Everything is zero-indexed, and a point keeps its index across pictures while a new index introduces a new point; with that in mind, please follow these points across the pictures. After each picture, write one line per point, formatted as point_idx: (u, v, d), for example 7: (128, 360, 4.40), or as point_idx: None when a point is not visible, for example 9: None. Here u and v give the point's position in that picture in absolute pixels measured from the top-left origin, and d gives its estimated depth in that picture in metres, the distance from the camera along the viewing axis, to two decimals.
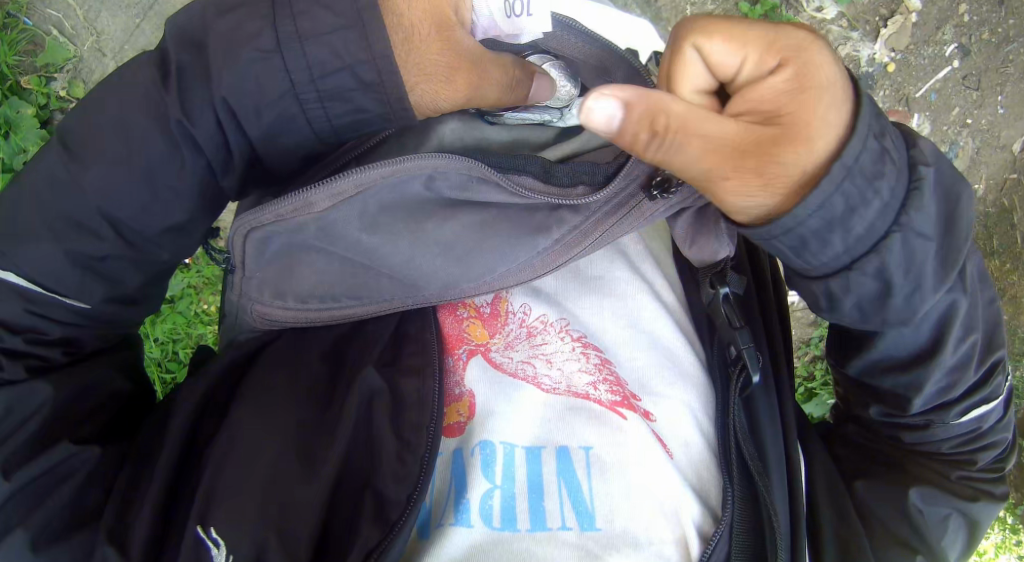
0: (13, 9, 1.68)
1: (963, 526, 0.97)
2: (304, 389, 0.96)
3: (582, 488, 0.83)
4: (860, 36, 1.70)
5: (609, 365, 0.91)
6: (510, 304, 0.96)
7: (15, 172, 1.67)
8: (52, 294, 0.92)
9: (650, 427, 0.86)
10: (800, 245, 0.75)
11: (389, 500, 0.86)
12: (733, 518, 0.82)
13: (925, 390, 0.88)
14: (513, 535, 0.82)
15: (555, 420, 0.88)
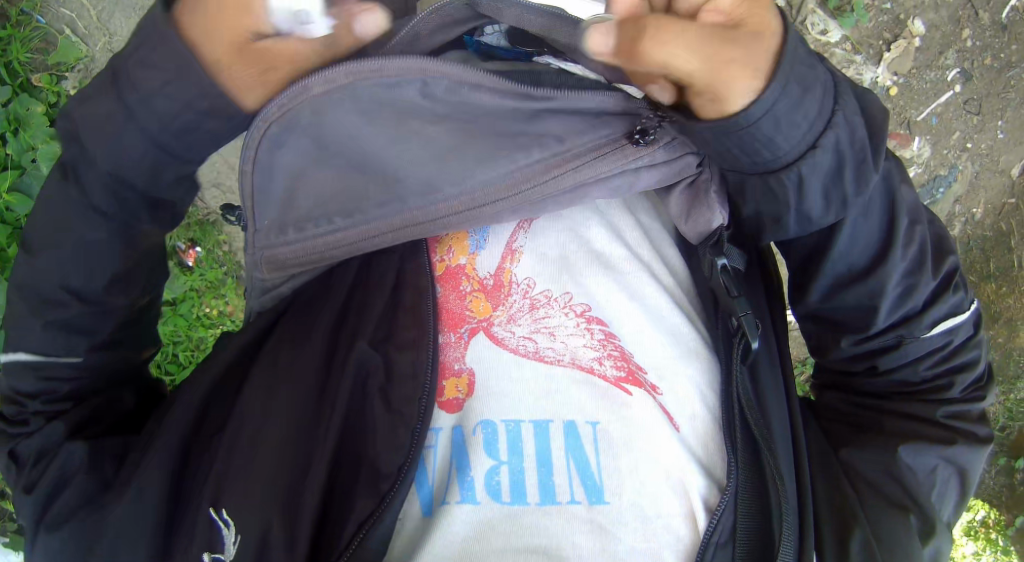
0: (27, 6, 1.71)
1: (953, 476, 0.99)
2: (312, 357, 0.99)
3: (590, 463, 0.85)
4: (863, 59, 1.74)
5: (612, 339, 0.92)
6: (514, 274, 0.98)
7: (25, 169, 1.69)
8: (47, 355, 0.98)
9: (657, 402, 0.88)
10: (774, 128, 0.79)
11: (383, 472, 0.88)
12: (738, 486, 0.84)
13: (887, 293, 0.93)
14: (522, 509, 0.84)
15: (558, 394, 0.89)
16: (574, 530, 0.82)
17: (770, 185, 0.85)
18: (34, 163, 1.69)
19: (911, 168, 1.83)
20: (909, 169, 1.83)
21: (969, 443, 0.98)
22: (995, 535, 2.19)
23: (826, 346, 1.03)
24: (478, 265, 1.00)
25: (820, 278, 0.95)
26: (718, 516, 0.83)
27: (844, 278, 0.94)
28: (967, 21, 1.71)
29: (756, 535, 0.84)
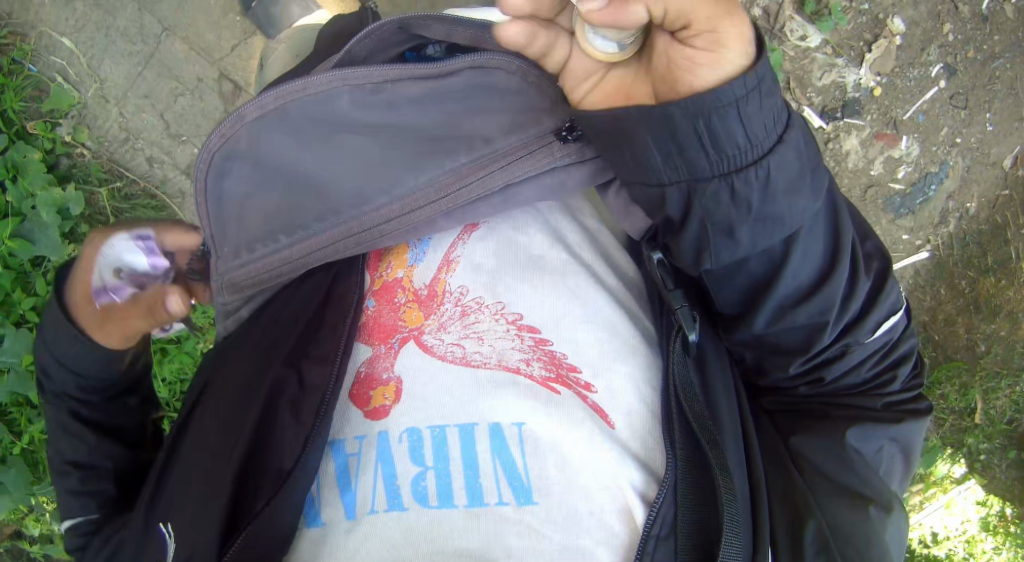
0: (19, 56, 1.76)
1: (897, 454, 1.01)
2: (242, 376, 1.05)
3: (517, 464, 0.85)
4: (845, 62, 1.77)
5: (542, 345, 0.92)
6: (447, 284, 0.99)
7: (24, 215, 1.71)
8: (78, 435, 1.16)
9: (586, 399, 0.88)
10: (755, 109, 0.80)
11: (281, 470, 0.91)
12: (677, 478, 0.84)
13: (834, 309, 0.92)
14: (450, 513, 0.84)
15: (487, 398, 0.89)
16: (503, 531, 0.82)
17: (735, 184, 0.83)
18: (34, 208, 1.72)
19: (900, 168, 1.83)
20: (899, 169, 1.83)
21: (917, 418, 0.99)
22: (1013, 529, 2.01)
23: (764, 365, 1.01)
24: (413, 277, 1.02)
25: (772, 297, 0.92)
26: (657, 506, 0.82)
27: (789, 296, 0.92)
28: (947, 15, 1.74)
29: (697, 528, 0.83)
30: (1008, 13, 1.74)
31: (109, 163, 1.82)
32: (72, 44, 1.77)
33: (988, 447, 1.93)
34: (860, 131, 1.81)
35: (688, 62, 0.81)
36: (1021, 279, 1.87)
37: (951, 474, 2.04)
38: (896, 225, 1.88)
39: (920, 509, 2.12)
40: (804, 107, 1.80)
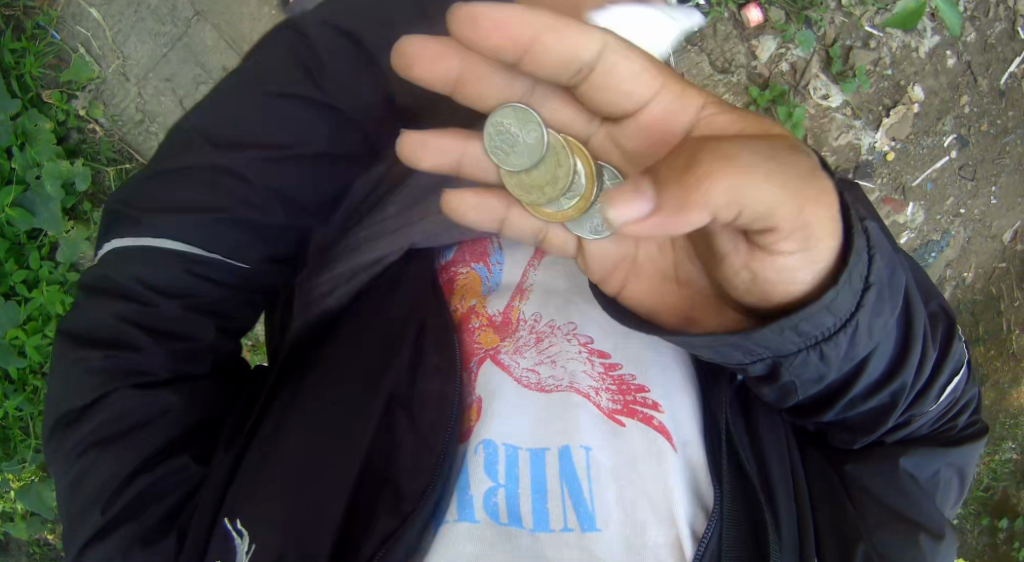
0: (43, 21, 1.77)
1: (955, 480, 0.97)
2: (344, 389, 1.08)
3: (582, 490, 0.91)
4: (863, 124, 1.82)
5: (610, 371, 0.98)
6: (521, 312, 1.05)
7: (28, 184, 1.73)
8: (200, 254, 1.03)
9: (649, 428, 0.92)
10: (846, 283, 0.76)
11: (406, 493, 0.97)
12: (722, 512, 0.86)
13: (906, 393, 0.87)
14: (518, 531, 0.91)
15: (558, 422, 0.95)
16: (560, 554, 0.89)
17: (818, 350, 0.80)
18: (37, 178, 1.74)
19: (904, 233, 1.89)
20: (902, 234, 1.89)
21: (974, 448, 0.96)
22: None
23: (826, 431, 0.94)
24: (487, 306, 1.08)
25: (838, 402, 0.87)
26: (704, 542, 0.85)
27: (860, 392, 0.86)
28: (965, 87, 1.80)
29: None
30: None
31: (119, 143, 1.82)
32: (99, 16, 1.78)
33: (964, 512, 2.01)
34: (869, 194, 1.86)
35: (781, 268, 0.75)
36: (1008, 351, 1.95)
37: None
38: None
39: None
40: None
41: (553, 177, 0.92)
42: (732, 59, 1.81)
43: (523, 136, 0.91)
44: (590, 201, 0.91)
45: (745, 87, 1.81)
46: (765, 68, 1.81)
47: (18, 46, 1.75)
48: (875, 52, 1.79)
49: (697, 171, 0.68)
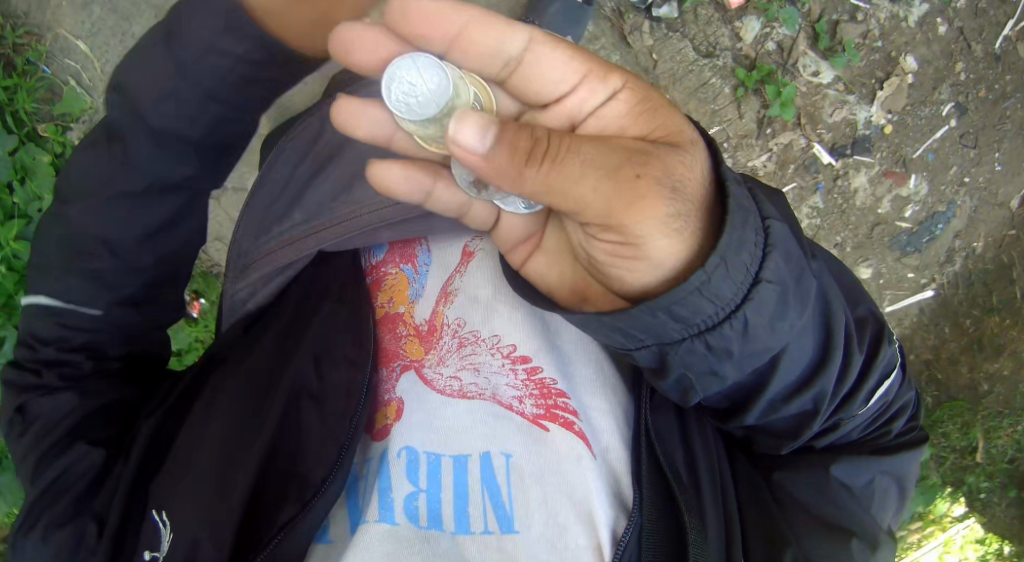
0: (33, 56, 1.71)
1: (894, 485, 0.98)
2: (254, 384, 1.15)
3: (502, 494, 0.94)
4: (857, 99, 1.78)
5: (534, 376, 0.97)
6: (445, 317, 1.05)
7: (29, 220, 1.64)
8: (64, 305, 1.13)
9: (573, 435, 0.93)
10: (722, 273, 0.81)
11: (309, 478, 1.04)
12: (641, 516, 0.88)
13: (827, 399, 0.90)
14: (437, 532, 0.96)
15: (487, 429, 0.97)
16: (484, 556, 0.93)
17: (709, 343, 0.84)
18: (40, 211, 1.64)
19: (908, 206, 1.84)
20: (907, 207, 1.84)
21: (908, 450, 0.98)
22: None
23: (752, 438, 0.99)
24: (415, 312, 1.09)
25: (758, 400, 0.90)
26: (624, 542, 0.88)
27: (777, 395, 0.89)
28: (960, 54, 1.76)
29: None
30: (1021, 52, 1.77)
31: None
32: (87, 48, 1.73)
33: (988, 487, 1.91)
34: (869, 168, 1.82)
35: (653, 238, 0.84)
36: None
37: (950, 512, 1.98)
38: (901, 263, 1.88)
39: (917, 548, 2.04)
40: (815, 142, 1.82)
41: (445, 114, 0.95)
42: (716, 42, 1.79)
43: (426, 83, 0.95)
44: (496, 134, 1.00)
45: (732, 69, 1.79)
46: (751, 49, 1.78)
47: (8, 82, 1.67)
48: (864, 24, 1.76)
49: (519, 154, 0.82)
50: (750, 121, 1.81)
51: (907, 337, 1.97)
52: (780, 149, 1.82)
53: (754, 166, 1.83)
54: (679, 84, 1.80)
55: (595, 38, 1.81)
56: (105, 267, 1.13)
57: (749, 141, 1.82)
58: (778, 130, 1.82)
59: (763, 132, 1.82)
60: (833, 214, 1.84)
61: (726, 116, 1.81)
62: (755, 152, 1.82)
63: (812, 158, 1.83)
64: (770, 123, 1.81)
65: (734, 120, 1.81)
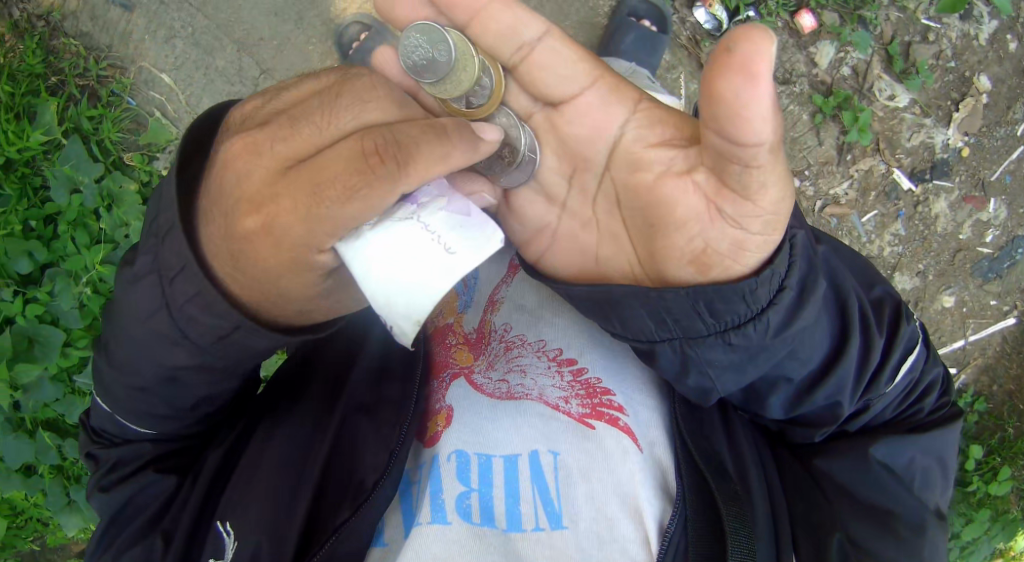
0: (118, 88, 1.75)
1: (931, 463, 1.10)
2: (310, 397, 1.17)
3: (551, 493, 0.98)
4: (934, 122, 1.81)
5: (578, 381, 1.04)
6: (494, 323, 1.14)
7: (119, 246, 1.63)
8: (118, 418, 1.07)
9: (619, 435, 0.99)
10: (754, 288, 0.88)
11: (360, 480, 1.07)
12: (684, 509, 0.95)
13: (846, 396, 1.01)
14: (490, 530, 0.98)
15: (536, 431, 1.01)
16: (536, 553, 0.96)
17: (739, 341, 0.92)
18: (127, 237, 1.64)
19: (989, 231, 1.84)
20: (987, 233, 1.84)
21: (938, 428, 1.11)
22: None
23: (786, 429, 1.11)
24: (462, 323, 1.18)
25: (780, 392, 1.01)
26: (669, 535, 0.95)
27: (804, 383, 1.00)
28: None
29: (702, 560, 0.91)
30: None
31: None
32: (172, 81, 1.77)
33: None
34: (948, 194, 1.83)
35: (732, 242, 0.87)
36: None
37: None
38: (984, 290, 1.88)
39: None
40: (894, 167, 1.83)
41: (459, 81, 0.97)
42: (793, 69, 1.81)
43: (434, 50, 0.96)
44: (500, 95, 1.03)
45: (809, 95, 1.81)
46: (827, 74, 1.81)
47: (95, 113, 1.72)
48: (935, 45, 1.80)
49: (739, 97, 0.74)
50: (830, 147, 1.82)
51: (990, 368, 1.93)
52: (860, 176, 1.83)
53: (835, 194, 1.84)
54: None
55: (672, 68, 1.82)
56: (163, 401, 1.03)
57: (830, 168, 1.83)
58: (858, 156, 1.82)
59: (844, 159, 1.83)
60: (915, 241, 1.84)
61: (805, 144, 1.82)
62: (836, 180, 1.83)
63: (892, 185, 1.83)
64: (850, 149, 1.82)
65: (814, 148, 1.82)
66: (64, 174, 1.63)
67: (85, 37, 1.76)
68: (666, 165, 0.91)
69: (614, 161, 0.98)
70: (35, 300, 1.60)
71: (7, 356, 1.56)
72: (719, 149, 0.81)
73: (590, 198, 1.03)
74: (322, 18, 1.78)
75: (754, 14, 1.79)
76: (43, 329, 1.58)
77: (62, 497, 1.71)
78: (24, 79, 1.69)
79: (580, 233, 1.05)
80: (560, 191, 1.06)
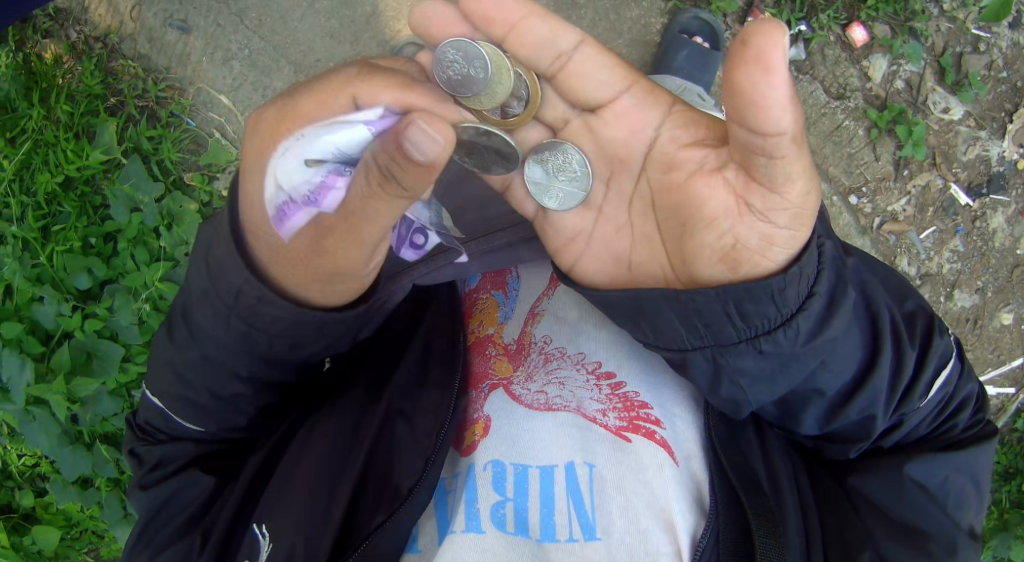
0: (177, 110, 1.84)
1: (969, 483, 1.08)
2: (346, 406, 1.20)
3: (586, 506, 1.00)
4: (989, 134, 1.78)
5: (617, 394, 1.06)
6: (533, 336, 1.16)
7: (178, 263, 1.73)
8: (168, 413, 1.14)
9: (654, 446, 1.00)
10: (780, 293, 0.89)
11: (396, 486, 1.10)
12: (720, 525, 0.96)
13: (880, 409, 1.00)
14: (523, 540, 1.00)
15: (574, 443, 1.04)
16: None
17: (770, 346, 0.93)
18: (186, 255, 1.73)
19: None
20: None
21: (974, 445, 1.09)
22: None
23: (823, 447, 1.09)
24: (502, 334, 1.19)
25: (817, 403, 1.00)
26: (699, 551, 0.95)
27: (839, 394, 1.00)
28: None
29: None
30: None
31: None
32: (229, 102, 1.86)
33: None
34: (1006, 208, 1.79)
35: (761, 237, 0.88)
36: None
37: None
38: None
39: None
40: (951, 182, 1.79)
41: (493, 92, 1.06)
42: (846, 83, 1.79)
43: (468, 66, 1.04)
44: (536, 101, 1.10)
45: (863, 110, 1.78)
46: (881, 88, 1.79)
47: (154, 134, 1.82)
48: (987, 55, 1.77)
49: (756, 88, 0.76)
50: (887, 162, 1.79)
51: None
52: (918, 192, 1.80)
53: (893, 211, 1.81)
54: (813, 127, 1.79)
55: None
56: (216, 396, 1.11)
57: (887, 184, 1.80)
58: (915, 171, 1.79)
59: (901, 175, 1.80)
60: (974, 257, 1.80)
61: (862, 160, 1.79)
62: (893, 196, 1.80)
63: (950, 201, 1.80)
64: (906, 164, 1.79)
65: (871, 163, 1.79)
66: (125, 194, 1.73)
67: (142, 59, 1.86)
68: (699, 164, 0.94)
69: (650, 162, 1.01)
70: (95, 316, 1.70)
71: (66, 370, 1.66)
72: (743, 142, 0.82)
73: (626, 200, 1.05)
74: (377, 40, 1.85)
75: (805, 28, 1.78)
76: (104, 343, 1.68)
77: (119, 511, 1.77)
78: (83, 100, 1.81)
79: (613, 237, 1.06)
80: (595, 197, 1.07)
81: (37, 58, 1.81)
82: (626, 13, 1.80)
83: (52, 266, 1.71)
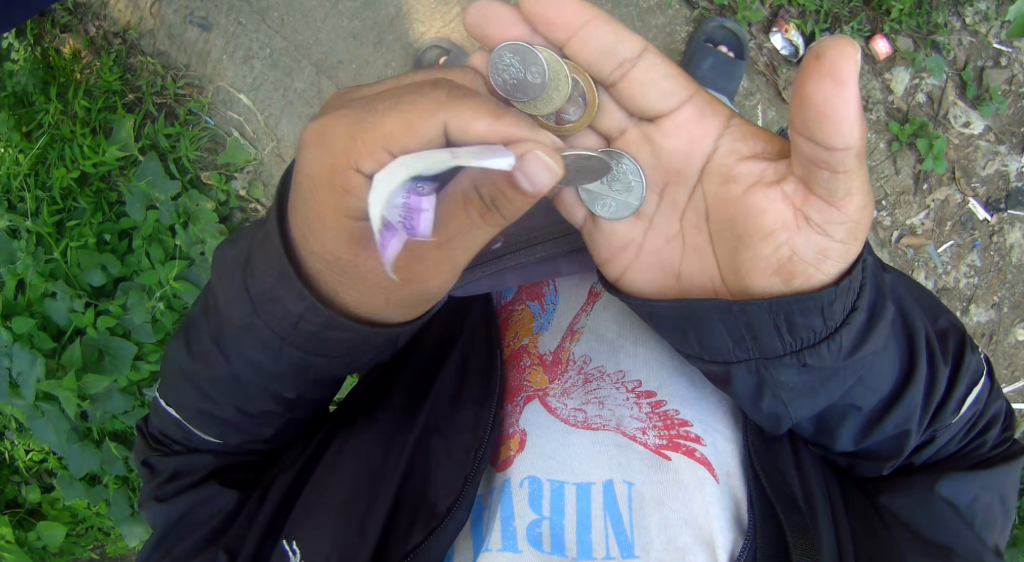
0: (196, 108, 1.86)
1: (998, 502, 1.07)
2: (381, 420, 1.21)
3: (625, 525, 1.00)
4: (1008, 149, 1.78)
5: (656, 412, 1.06)
6: (572, 352, 1.16)
7: (193, 262, 1.74)
8: (185, 424, 1.14)
9: (694, 466, 1.00)
10: (823, 307, 0.90)
11: (433, 504, 1.11)
12: (757, 543, 0.97)
13: (916, 423, 1.00)
14: (561, 559, 1.01)
15: (613, 460, 1.04)
16: None
17: (813, 357, 0.94)
18: (202, 254, 1.75)
19: None
20: None
21: (1005, 462, 1.08)
22: None
23: (855, 464, 1.09)
24: (538, 344, 1.20)
25: (854, 417, 1.00)
26: None
27: (875, 409, 1.00)
28: None
29: None
30: None
31: None
32: (249, 102, 1.87)
33: None
34: None
35: (817, 250, 0.89)
36: None
37: None
38: None
39: None
40: (970, 197, 1.79)
41: (549, 98, 1.07)
42: (869, 95, 1.78)
43: (525, 71, 1.05)
44: (596, 103, 1.11)
45: (884, 123, 1.78)
46: (902, 102, 1.78)
47: (172, 131, 1.83)
48: (1008, 70, 1.77)
49: (825, 99, 0.77)
50: (907, 176, 1.78)
51: None
52: (936, 206, 1.79)
53: (912, 224, 1.80)
54: None
55: (750, 94, 1.82)
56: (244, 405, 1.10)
57: (906, 198, 1.79)
58: (934, 185, 1.79)
59: (920, 188, 1.79)
60: (991, 273, 1.80)
61: (883, 172, 1.79)
62: (912, 209, 1.79)
63: (968, 215, 1.79)
64: (926, 178, 1.79)
65: (891, 176, 1.79)
66: (140, 191, 1.74)
67: (161, 56, 1.87)
68: (757, 177, 0.95)
69: (708, 174, 1.02)
70: (108, 314, 1.72)
71: (77, 367, 1.68)
72: (806, 154, 0.83)
73: (680, 209, 1.05)
74: (399, 43, 1.86)
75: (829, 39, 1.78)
76: (115, 341, 1.70)
77: (126, 507, 1.79)
78: (100, 95, 1.83)
79: (664, 248, 1.06)
80: (648, 206, 1.07)
81: (55, 52, 1.84)
82: (652, 21, 1.81)
83: (65, 262, 1.73)
